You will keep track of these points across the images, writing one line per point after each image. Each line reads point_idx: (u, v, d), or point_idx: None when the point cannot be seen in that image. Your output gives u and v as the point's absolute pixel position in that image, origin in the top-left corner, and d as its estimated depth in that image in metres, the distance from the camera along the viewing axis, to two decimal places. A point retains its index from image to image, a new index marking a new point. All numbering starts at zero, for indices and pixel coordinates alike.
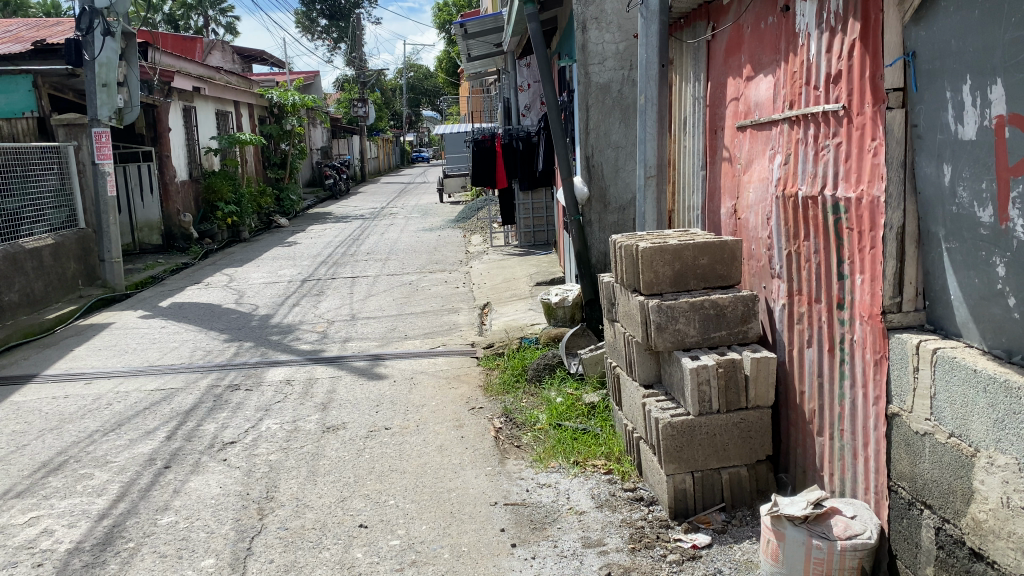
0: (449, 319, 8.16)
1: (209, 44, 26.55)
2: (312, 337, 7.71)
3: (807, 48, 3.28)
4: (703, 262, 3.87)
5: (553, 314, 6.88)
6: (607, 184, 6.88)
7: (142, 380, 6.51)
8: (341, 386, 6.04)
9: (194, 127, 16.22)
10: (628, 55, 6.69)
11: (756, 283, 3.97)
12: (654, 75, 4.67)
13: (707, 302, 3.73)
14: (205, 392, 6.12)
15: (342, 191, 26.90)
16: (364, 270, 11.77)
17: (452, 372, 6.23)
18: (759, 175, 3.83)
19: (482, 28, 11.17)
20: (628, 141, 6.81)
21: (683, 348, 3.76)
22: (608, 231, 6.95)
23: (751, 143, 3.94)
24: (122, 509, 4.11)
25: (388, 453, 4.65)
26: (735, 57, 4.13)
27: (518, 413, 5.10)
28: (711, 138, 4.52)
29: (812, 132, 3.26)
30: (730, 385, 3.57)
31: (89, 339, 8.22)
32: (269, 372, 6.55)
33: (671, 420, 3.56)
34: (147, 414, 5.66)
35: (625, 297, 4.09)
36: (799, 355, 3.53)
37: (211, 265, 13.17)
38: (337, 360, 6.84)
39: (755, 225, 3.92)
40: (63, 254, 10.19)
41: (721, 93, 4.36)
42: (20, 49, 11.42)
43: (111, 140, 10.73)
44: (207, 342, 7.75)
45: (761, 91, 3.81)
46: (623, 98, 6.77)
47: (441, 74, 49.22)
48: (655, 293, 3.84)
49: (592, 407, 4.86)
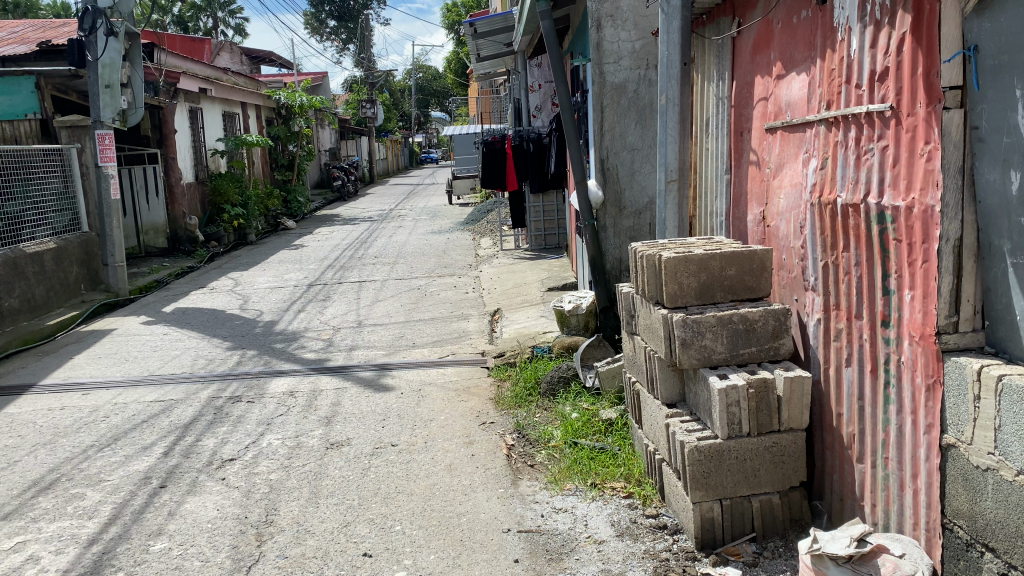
0: (458, 327, 7.92)
1: (217, 45, 26.40)
2: (317, 345, 7.48)
3: (848, 43, 3.03)
4: (730, 273, 3.62)
5: (567, 323, 6.64)
6: (622, 188, 6.63)
7: (141, 391, 6.30)
8: (346, 399, 5.81)
9: (201, 128, 16.05)
10: (645, 53, 6.44)
11: (787, 295, 3.71)
12: (675, 74, 4.42)
13: (736, 316, 3.47)
14: (206, 404, 5.90)
15: (350, 193, 26.70)
16: (372, 274, 11.55)
17: (461, 384, 5.99)
18: (791, 180, 3.58)
19: (492, 27, 10.94)
20: (644, 143, 6.55)
21: (709, 366, 3.50)
22: (624, 236, 6.69)
23: (782, 146, 3.68)
24: (113, 534, 3.88)
25: (395, 473, 4.42)
26: (764, 54, 3.88)
27: (531, 429, 4.86)
28: (737, 140, 4.27)
29: (853, 134, 3.01)
30: (761, 407, 3.33)
31: (90, 346, 8.03)
32: (272, 383, 6.33)
33: (698, 443, 3.31)
34: (145, 428, 5.44)
35: (646, 310, 3.84)
36: (836, 374, 3.27)
37: (217, 269, 12.98)
38: (342, 370, 6.61)
39: (786, 234, 3.66)
40: (65, 258, 10.01)
41: (748, 92, 4.11)
42: (26, 49, 11.23)
43: (114, 142, 10.55)
44: (210, 350, 7.54)
45: (794, 90, 3.56)
46: (639, 98, 6.51)
47: (449, 75, 49.01)
48: (679, 306, 3.59)
49: (610, 424, 4.62)
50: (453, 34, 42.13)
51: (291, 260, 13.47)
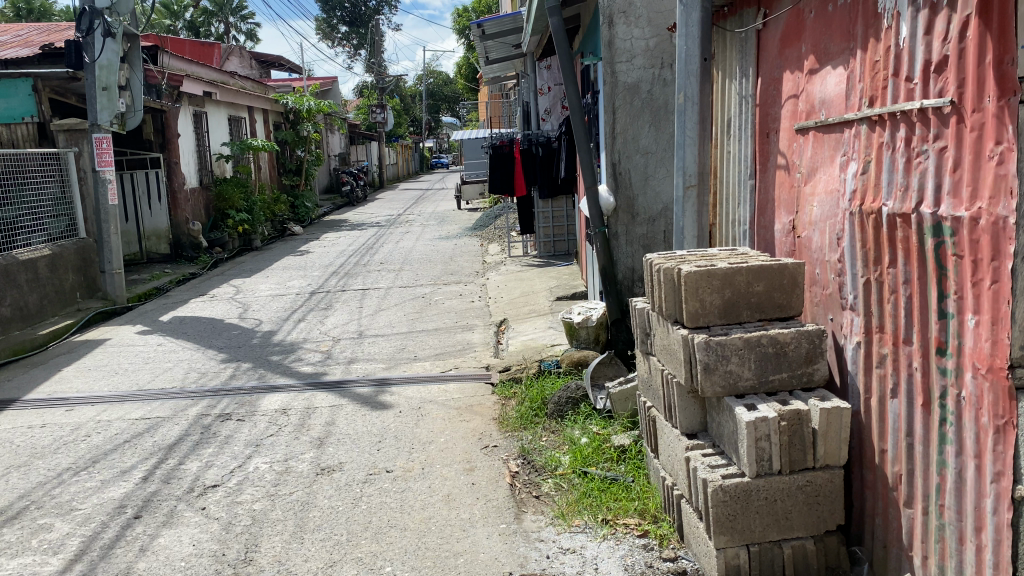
0: (462, 338, 7.57)
1: (227, 49, 26.18)
2: (315, 358, 7.14)
3: (896, 31, 2.67)
4: (758, 289, 3.26)
5: (576, 336, 6.28)
6: (635, 193, 6.27)
7: (127, 408, 5.97)
8: (341, 418, 5.46)
9: (204, 132, 15.78)
10: (660, 52, 6.08)
11: (820, 314, 3.34)
12: (694, 70, 4.05)
13: (765, 338, 3.12)
14: (193, 422, 5.57)
15: (358, 198, 26.39)
16: (376, 282, 11.22)
17: (464, 402, 5.63)
18: (826, 186, 3.21)
19: (501, 28, 10.60)
20: (659, 146, 6.18)
21: (735, 394, 3.14)
22: (636, 244, 6.33)
23: (815, 148, 3.31)
24: (77, 572, 3.55)
25: (388, 504, 4.06)
26: (795, 47, 3.52)
27: (538, 455, 4.49)
28: (763, 143, 3.90)
29: (902, 134, 2.64)
30: (794, 442, 2.96)
31: (80, 358, 7.72)
32: (264, 400, 5.99)
33: (723, 483, 2.95)
34: (127, 448, 5.11)
35: (663, 329, 3.48)
36: (880, 406, 2.89)
37: (219, 275, 12.69)
38: (339, 385, 6.26)
39: (819, 246, 3.29)
40: (60, 266, 9.73)
41: (775, 90, 3.74)
42: (28, 52, 10.93)
43: (112, 146, 10.28)
44: (203, 363, 7.21)
45: (829, 86, 3.19)
46: (653, 99, 6.14)
47: (460, 79, 48.75)
48: (701, 326, 3.24)
49: (623, 451, 4.24)
50: (464, 38, 41.84)
51: (296, 266, 13.17)
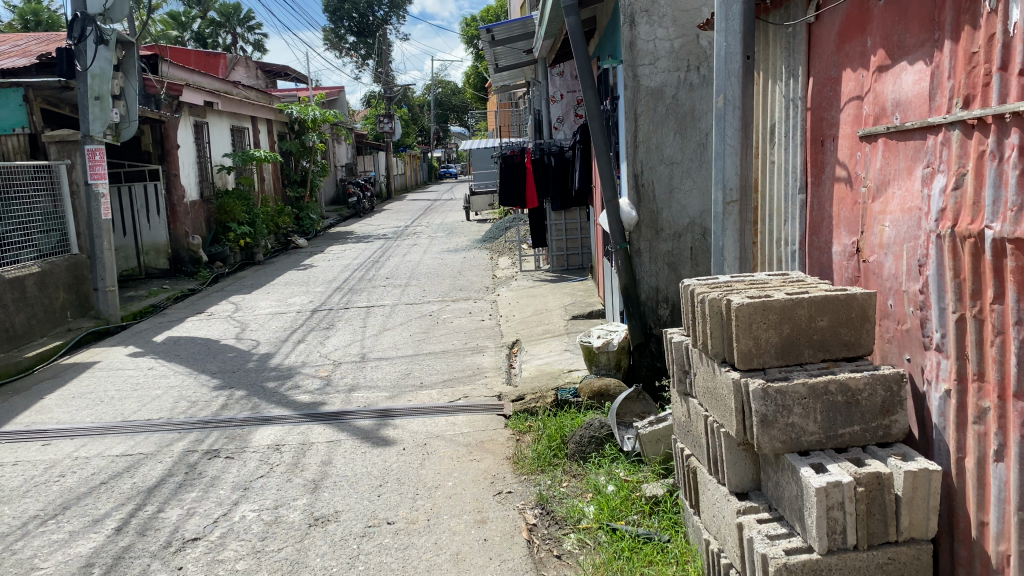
0: (471, 362, 7.08)
1: (233, 60, 25.84)
2: (313, 385, 6.64)
3: (1003, 14, 2.17)
4: (821, 324, 2.77)
5: (595, 361, 5.77)
6: (659, 207, 5.78)
7: (108, 442, 5.49)
8: (339, 457, 4.98)
9: (206, 143, 15.37)
10: (686, 54, 5.61)
11: (895, 352, 2.84)
12: (735, 69, 3.57)
13: (834, 385, 2.63)
14: (178, 460, 5.09)
15: (365, 209, 25.96)
16: (381, 298, 10.75)
17: (476, 437, 5.14)
18: (901, 202, 2.72)
19: (511, 34, 10.15)
20: (685, 155, 5.70)
21: (798, 451, 2.65)
22: (660, 262, 5.84)
23: (887, 158, 2.82)
24: None
25: (389, 564, 3.57)
26: (858, 40, 3.03)
27: (558, 504, 3.99)
28: (816, 151, 3.42)
29: (1013, 141, 2.14)
30: (874, 511, 2.46)
31: (66, 383, 7.25)
32: (256, 434, 5.51)
33: (788, 561, 2.44)
34: (102, 492, 4.63)
35: (707, 369, 2.99)
36: (979, 469, 2.38)
37: (219, 291, 12.24)
38: (338, 417, 5.77)
39: (894, 273, 2.79)
40: (50, 284, 9.28)
41: (832, 90, 3.26)
42: (25, 62, 10.47)
43: (105, 158, 9.84)
44: (195, 390, 6.74)
45: (904, 84, 2.70)
46: (678, 104, 5.66)
47: (468, 89, 48.40)
48: (755, 368, 2.76)
49: (656, 503, 3.74)
50: (472, 47, 41.49)
51: (298, 282, 12.72)
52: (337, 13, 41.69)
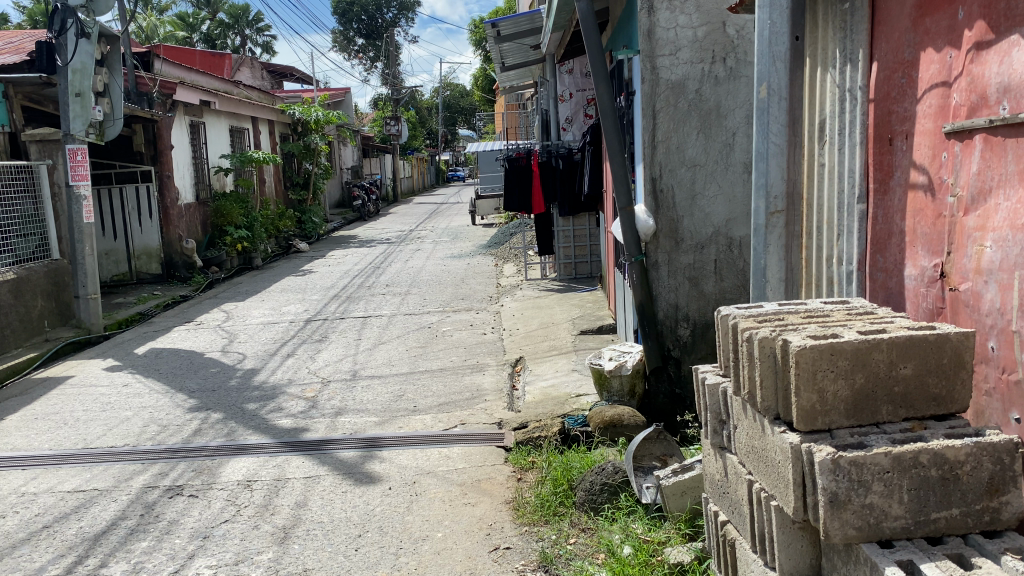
0: (471, 382, 6.47)
1: (239, 60, 25.31)
2: (297, 408, 6.04)
3: None
4: (904, 373, 2.17)
5: (607, 387, 5.19)
6: (680, 215, 5.17)
7: (62, 476, 4.91)
8: (314, 498, 4.37)
9: (202, 143, 14.78)
10: (711, 43, 5.00)
11: (996, 410, 2.24)
12: (781, 53, 2.96)
13: (926, 457, 2.03)
14: (135, 499, 4.50)
15: (371, 212, 25.37)
16: (379, 308, 10.15)
17: (472, 475, 4.51)
18: (1010, 217, 2.12)
19: (517, 29, 9.56)
20: (709, 157, 5.09)
21: (876, 540, 2.05)
22: (681, 275, 5.23)
23: (990, 158, 2.21)
24: None
25: None
26: (946, 10, 2.42)
27: (564, 567, 3.37)
28: (882, 151, 2.81)
29: None
30: None
31: (32, 402, 6.68)
32: (227, 467, 4.91)
33: None
34: (43, 539, 4.05)
35: (755, 424, 2.39)
36: None
37: (212, 298, 11.67)
38: (319, 447, 5.16)
39: (998, 307, 2.19)
40: (27, 291, 8.72)
41: (905, 76, 2.65)
42: (17, 59, 9.93)
43: (88, 158, 9.27)
44: (167, 413, 6.14)
45: (1015, 64, 2.10)
46: (702, 100, 5.04)
47: (477, 91, 47.73)
48: (820, 429, 2.16)
49: (681, 572, 3.10)
50: (481, 49, 40.83)
51: (294, 289, 12.13)
52: (346, 15, 41.11)
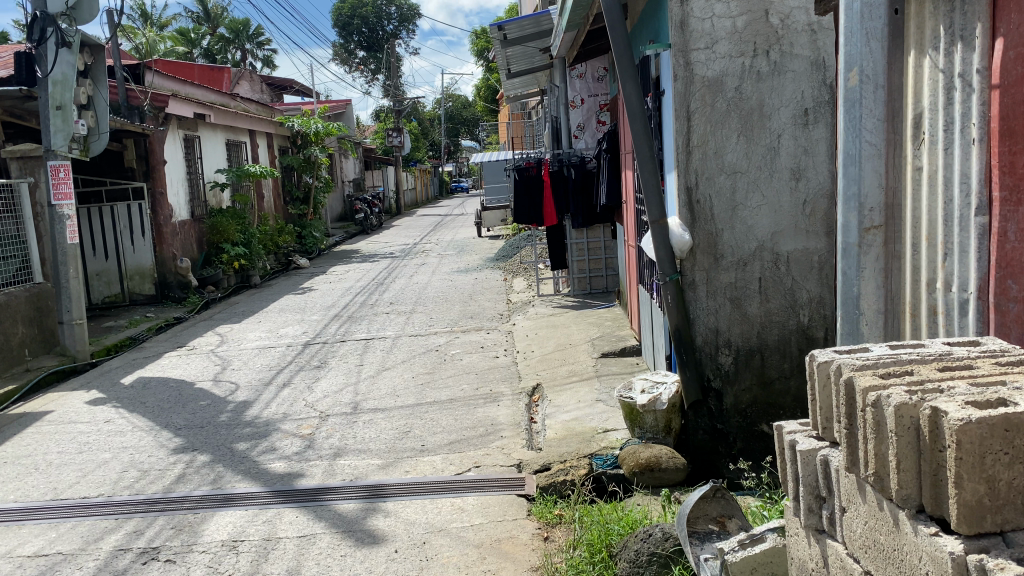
0: (484, 414, 5.87)
1: (238, 74, 24.83)
2: (292, 449, 5.43)
3: None
4: None
5: (639, 423, 4.59)
6: (719, 228, 4.57)
7: (23, 537, 4.30)
8: (308, 563, 3.77)
9: (197, 158, 14.22)
10: (751, 34, 4.42)
11: None
12: (878, 33, 2.47)
13: None
14: (102, 566, 3.90)
15: (374, 226, 24.81)
16: (383, 328, 9.56)
17: (491, 534, 3.90)
18: None
19: (524, 33, 9.00)
20: (751, 163, 4.51)
21: None
22: (720, 296, 4.63)
23: None
24: None
25: None
26: None
27: None
28: (1014, 149, 2.22)
29: None
30: None
31: (3, 443, 6.09)
32: (210, 523, 4.31)
33: None
34: None
35: (881, 513, 1.78)
36: None
37: (207, 320, 11.09)
38: (316, 498, 4.55)
39: None
40: (6, 318, 8.14)
41: None
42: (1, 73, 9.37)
43: (71, 176, 8.70)
44: (149, 455, 5.55)
45: None
46: (742, 98, 4.47)
47: (479, 101, 47.29)
48: (988, 531, 1.57)
49: None
50: (484, 60, 40.39)
51: (293, 309, 11.55)
52: (347, 28, 40.77)
